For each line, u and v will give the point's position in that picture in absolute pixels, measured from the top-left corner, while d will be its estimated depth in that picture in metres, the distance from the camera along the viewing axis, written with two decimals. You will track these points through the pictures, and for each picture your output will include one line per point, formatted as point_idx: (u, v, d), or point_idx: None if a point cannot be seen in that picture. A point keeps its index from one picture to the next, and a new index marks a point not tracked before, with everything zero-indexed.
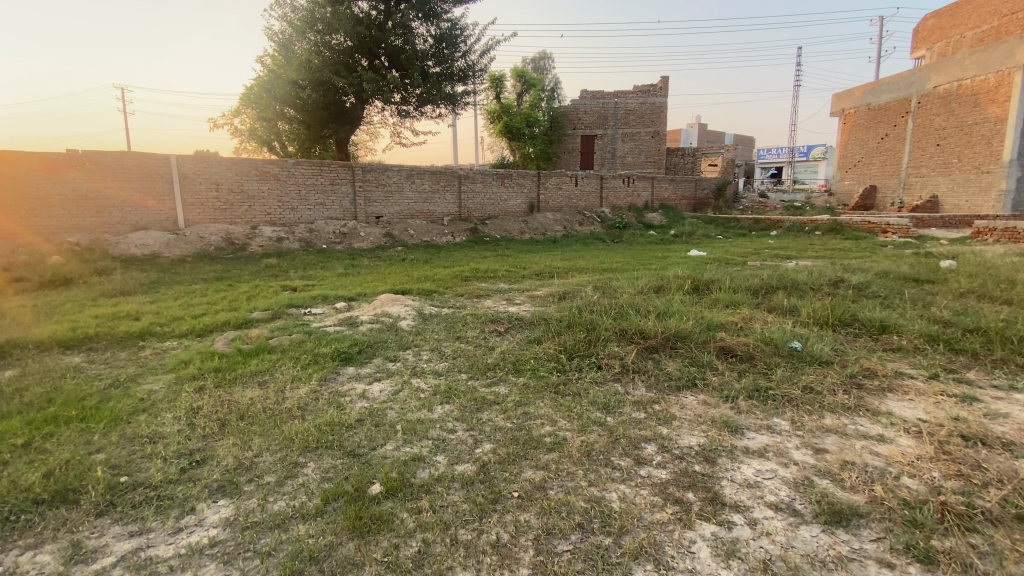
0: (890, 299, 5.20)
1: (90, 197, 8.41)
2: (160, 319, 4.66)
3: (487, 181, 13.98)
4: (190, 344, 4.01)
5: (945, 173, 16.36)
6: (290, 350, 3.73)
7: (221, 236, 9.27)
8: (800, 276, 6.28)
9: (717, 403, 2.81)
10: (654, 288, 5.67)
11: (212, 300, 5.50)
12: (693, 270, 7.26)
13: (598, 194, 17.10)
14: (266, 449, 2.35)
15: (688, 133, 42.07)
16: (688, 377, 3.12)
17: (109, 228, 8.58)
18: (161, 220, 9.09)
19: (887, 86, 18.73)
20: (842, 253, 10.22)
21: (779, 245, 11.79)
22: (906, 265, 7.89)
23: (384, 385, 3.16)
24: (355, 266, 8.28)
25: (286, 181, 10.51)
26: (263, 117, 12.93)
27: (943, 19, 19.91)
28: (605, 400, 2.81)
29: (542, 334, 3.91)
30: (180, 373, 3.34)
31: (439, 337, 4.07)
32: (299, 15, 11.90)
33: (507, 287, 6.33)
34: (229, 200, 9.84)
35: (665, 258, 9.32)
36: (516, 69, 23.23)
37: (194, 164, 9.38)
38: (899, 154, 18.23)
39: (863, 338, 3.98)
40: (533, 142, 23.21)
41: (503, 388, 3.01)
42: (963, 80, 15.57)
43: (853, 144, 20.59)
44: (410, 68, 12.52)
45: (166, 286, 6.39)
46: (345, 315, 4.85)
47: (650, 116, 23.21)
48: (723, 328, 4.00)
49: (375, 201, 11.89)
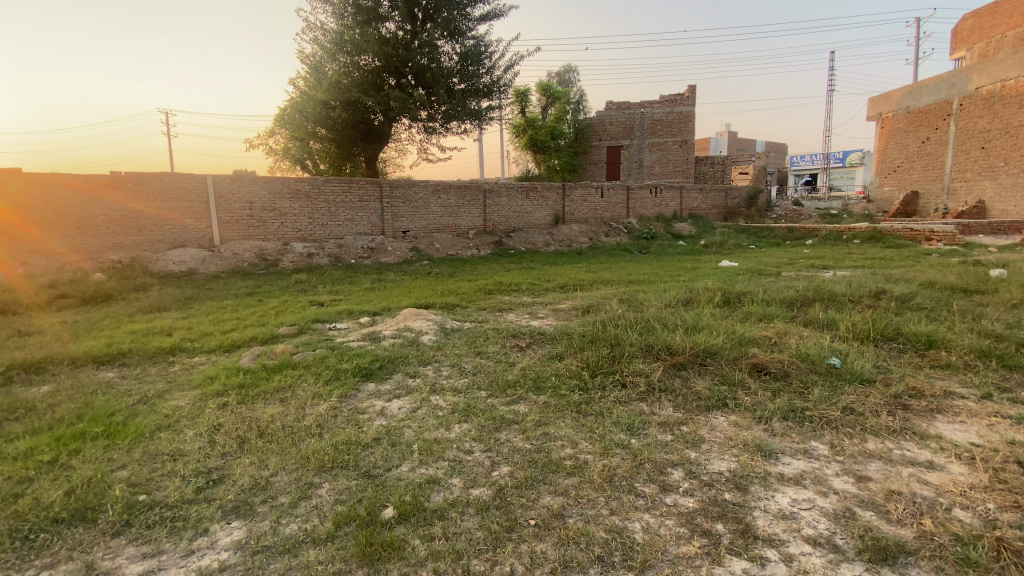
0: (936, 311, 4.90)
1: (131, 217, 8.79)
2: (191, 335, 4.78)
3: (512, 194, 14.02)
4: (217, 360, 4.08)
5: (993, 177, 15.52)
6: (313, 366, 3.74)
7: (253, 253, 9.53)
8: (838, 287, 5.99)
9: (750, 425, 2.66)
10: (682, 301, 5.50)
11: (241, 316, 5.62)
12: (723, 281, 7.04)
13: (625, 205, 16.92)
14: (283, 468, 2.34)
15: (716, 142, 41.46)
16: (718, 396, 2.97)
17: (149, 246, 8.94)
18: (197, 237, 9.43)
19: (926, 89, 18.01)
20: (883, 262, 9.75)
21: (814, 255, 11.37)
22: (954, 274, 7.45)
23: (403, 402, 3.12)
24: (380, 280, 8.36)
25: (316, 198, 10.76)
26: (295, 137, 13.33)
27: (982, 19, 19.11)
28: (629, 420, 2.69)
29: (565, 349, 3.81)
30: (205, 389, 3.39)
31: (460, 352, 4.02)
32: (329, 38, 12.28)
33: (531, 301, 6.26)
34: (261, 217, 10.13)
35: (694, 269, 9.10)
36: (541, 83, 23.41)
37: (229, 184, 9.72)
38: (942, 158, 17.43)
39: (907, 354, 3.73)
40: (558, 155, 23.24)
41: (524, 406, 2.94)
42: (1008, 80, 14.85)
43: (892, 148, 19.81)
44: (436, 85, 12.68)
45: (199, 301, 6.58)
46: (369, 330, 4.86)
47: (677, 125, 22.93)
48: (755, 343, 3.82)
49: (402, 216, 12.05)
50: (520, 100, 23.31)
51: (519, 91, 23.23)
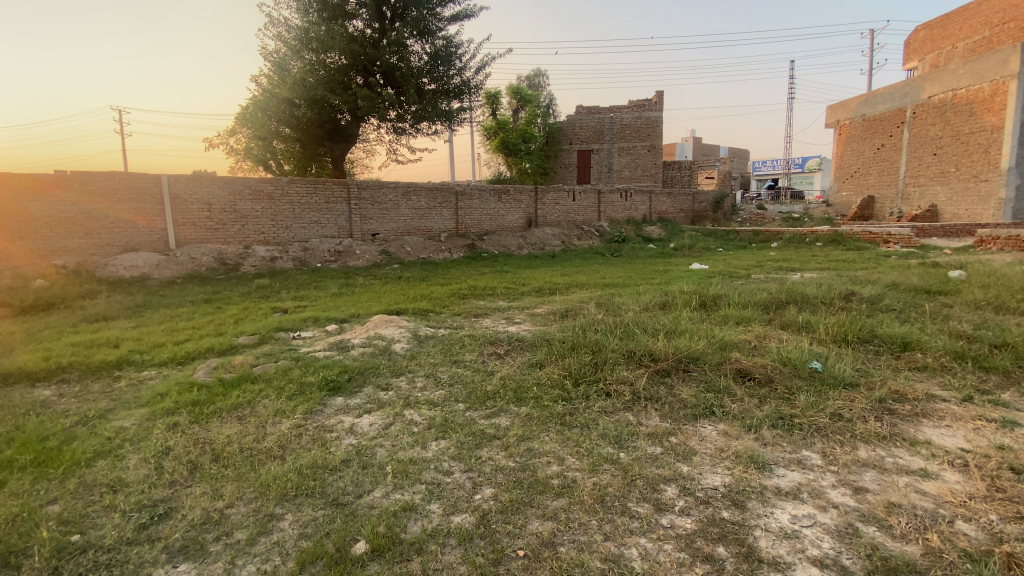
0: (905, 313, 5.00)
1: (77, 218, 8.19)
2: (140, 346, 4.41)
3: (484, 197, 13.86)
4: (168, 374, 3.75)
5: (943, 183, 16.28)
6: (275, 379, 3.48)
7: (212, 257, 9.05)
8: (809, 289, 6.06)
9: (740, 434, 2.56)
10: (659, 304, 5.45)
11: (198, 325, 5.25)
12: (697, 284, 7.06)
13: (596, 208, 16.99)
14: (239, 498, 2.10)
15: (682, 147, 42.41)
16: (705, 404, 2.87)
17: (97, 250, 8.36)
18: (151, 241, 8.87)
19: (881, 98, 18.81)
20: (846, 264, 10.02)
21: (780, 257, 11.63)
22: (915, 276, 7.69)
23: (374, 418, 2.91)
24: (349, 285, 8.06)
25: (279, 199, 10.32)
26: (258, 136, 12.81)
27: (934, 31, 20.12)
28: (617, 431, 2.56)
29: (544, 357, 3.66)
30: (154, 407, 3.09)
31: (435, 361, 3.83)
32: (293, 34, 11.87)
33: (506, 305, 6.10)
34: (221, 219, 9.64)
35: (667, 272, 9.13)
36: (512, 86, 23.37)
37: (185, 184, 9.20)
38: (896, 164, 18.21)
39: (884, 356, 3.76)
40: (529, 158, 23.20)
41: (505, 419, 2.77)
42: (958, 90, 15.59)
43: (849, 154, 20.60)
44: (406, 85, 12.41)
45: (152, 309, 6.15)
46: (336, 339, 4.60)
47: (645, 130, 23.25)
48: (736, 348, 3.77)
49: (371, 218, 11.71)
50: (491, 102, 23.19)
51: (489, 93, 23.10)
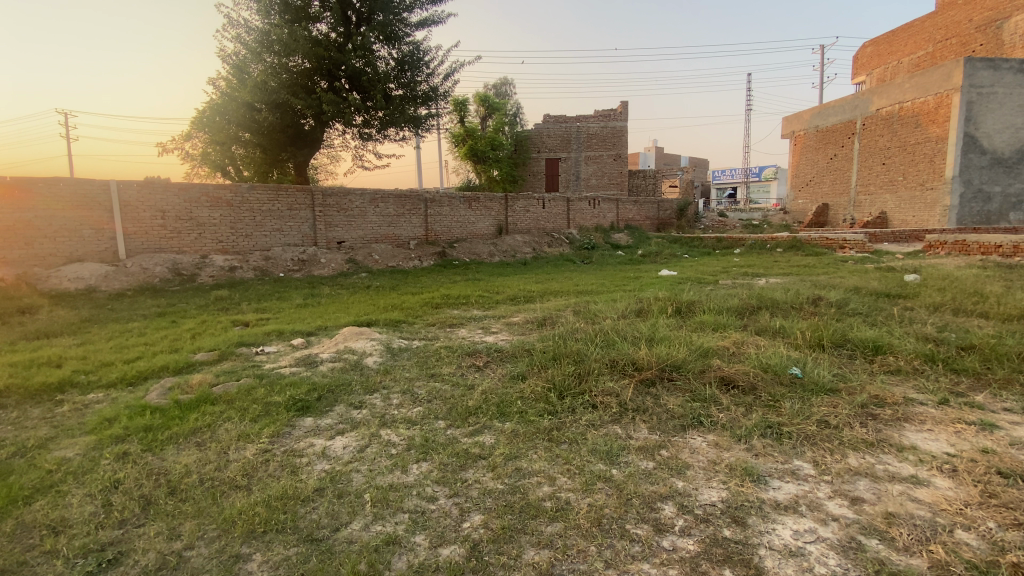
0: (871, 316, 5.14)
1: (16, 226, 7.57)
2: (86, 366, 4.03)
3: (454, 204, 13.71)
4: (118, 397, 3.42)
5: (892, 191, 17.15)
6: (237, 400, 3.22)
7: (166, 267, 8.55)
8: (778, 294, 6.18)
9: (731, 446, 2.51)
10: (635, 311, 5.42)
11: (151, 341, 4.88)
12: (670, 290, 7.11)
13: (565, 215, 17.09)
14: (200, 538, 1.89)
15: (646, 155, 43.43)
16: (693, 414, 2.81)
17: (39, 261, 7.74)
18: (99, 250, 8.30)
19: (833, 110, 19.71)
20: (808, 269, 10.36)
21: (745, 263, 11.94)
22: (874, 280, 7.99)
23: (348, 440, 2.72)
24: (315, 295, 7.75)
25: (239, 207, 9.89)
26: (216, 141, 12.27)
27: (880, 47, 21.30)
28: (607, 446, 2.47)
29: (525, 368, 3.55)
30: (101, 434, 2.80)
31: (411, 376, 3.66)
32: (253, 37, 11.47)
33: (481, 314, 5.97)
34: (176, 227, 9.13)
35: (638, 278, 9.22)
36: (479, 93, 23.37)
37: (137, 191, 8.69)
38: (848, 173, 19.09)
39: (858, 360, 3.82)
40: (498, 165, 23.19)
41: (490, 437, 2.63)
42: (905, 103, 16.48)
43: (804, 163, 21.49)
44: (372, 90, 12.15)
45: (99, 325, 5.70)
46: (304, 353, 4.36)
47: (611, 139, 23.63)
48: (717, 354, 3.76)
49: (337, 226, 11.38)
50: (458, 109, 23.11)
51: (457, 100, 23.00)
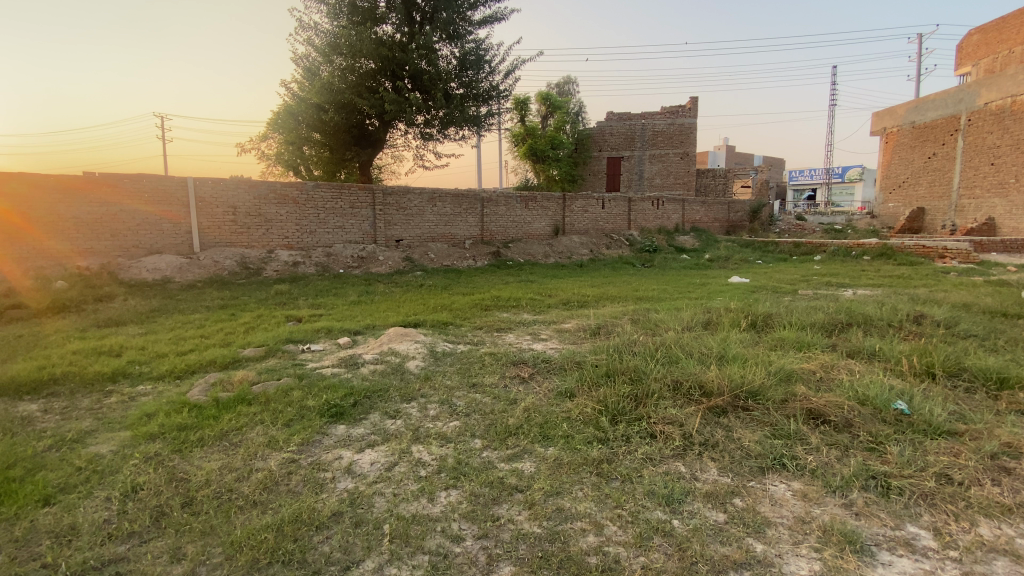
0: (987, 340, 4.36)
1: (104, 219, 8.12)
2: (142, 356, 4.13)
3: (511, 203, 13.50)
4: (163, 390, 3.43)
5: (1002, 195, 15.17)
6: (273, 402, 3.11)
7: (235, 261, 8.91)
8: (870, 309, 5.42)
9: (822, 499, 2.05)
10: (701, 323, 4.91)
11: (208, 333, 4.98)
12: (741, 300, 6.47)
13: (626, 216, 16.44)
14: (202, 564, 1.73)
15: (715, 155, 41.63)
16: (774, 455, 2.36)
17: (123, 252, 8.28)
18: (175, 243, 8.78)
19: (933, 104, 17.71)
20: (902, 280, 9.24)
21: (826, 271, 10.89)
22: (986, 296, 6.91)
23: (377, 455, 2.50)
24: (369, 292, 7.77)
25: (304, 204, 10.16)
26: (287, 142, 12.79)
27: (989, 34, 18.94)
28: (667, 489, 2.10)
29: (575, 384, 3.21)
30: (138, 431, 2.76)
31: (452, 384, 3.42)
32: (323, 40, 11.79)
33: (531, 319, 5.67)
34: (246, 223, 9.51)
35: (704, 285, 8.57)
36: (541, 92, 23.08)
37: (211, 188, 9.11)
38: (948, 174, 17.10)
39: (978, 395, 3.15)
40: (557, 164, 22.81)
41: (530, 465, 2.33)
42: (1018, 96, 14.56)
43: (896, 163, 19.51)
44: (433, 88, 12.15)
45: (165, 315, 5.94)
46: (347, 354, 4.24)
47: (678, 137, 22.55)
48: (801, 379, 3.25)
49: (395, 224, 11.47)
50: (520, 108, 22.96)
51: (518, 99, 22.84)
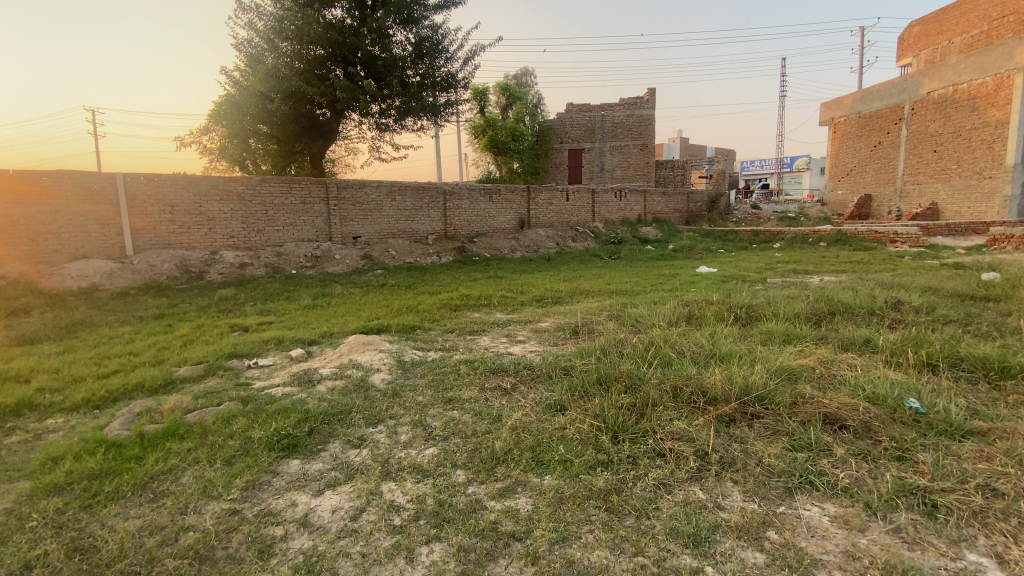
0: (968, 326, 4.31)
1: (18, 221, 7.15)
2: (54, 382, 3.47)
3: (474, 196, 13.05)
4: (77, 425, 2.85)
5: (944, 180, 15.89)
6: (211, 434, 2.61)
7: (174, 264, 8.10)
8: (847, 296, 5.33)
9: (866, 526, 1.78)
10: (684, 318, 4.66)
11: (138, 349, 4.33)
12: (717, 291, 6.31)
13: (590, 208, 16.29)
14: None
15: (671, 148, 42.47)
16: (799, 471, 2.09)
17: (43, 258, 7.34)
18: (104, 246, 7.87)
19: (878, 94, 18.40)
20: (863, 266, 9.41)
21: (790, 259, 11.02)
22: (947, 279, 7.03)
23: (340, 498, 2.07)
24: (326, 295, 7.19)
25: (251, 200, 9.37)
26: (231, 134, 11.85)
27: (929, 27, 19.83)
28: (692, 525, 1.77)
29: (565, 395, 2.86)
30: (38, 482, 2.21)
31: (424, 400, 3.01)
32: (266, 23, 10.92)
33: (504, 319, 5.29)
34: (186, 222, 8.67)
35: (675, 276, 8.45)
36: (500, 82, 22.65)
37: (144, 184, 8.22)
38: (894, 161, 17.82)
39: (981, 388, 3.01)
40: (519, 157, 22.47)
41: (526, 501, 1.96)
42: (959, 85, 15.23)
43: (844, 152, 20.20)
44: (388, 75, 11.49)
45: (90, 329, 5.21)
46: (301, 368, 3.74)
47: (638, 128, 22.59)
48: (804, 378, 3.02)
49: (352, 220, 10.82)
50: (479, 99, 22.44)
51: (477, 90, 22.31)
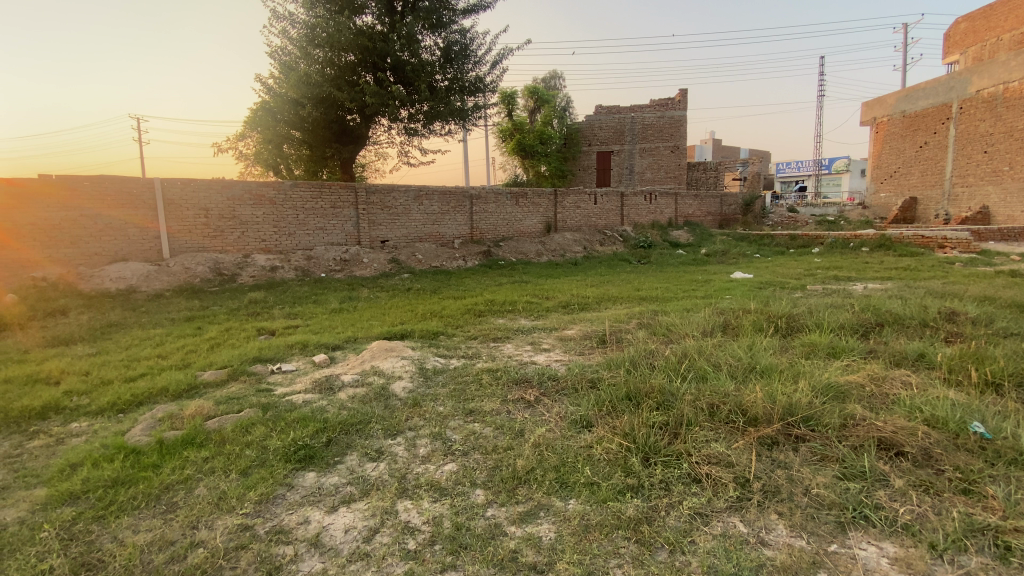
0: None
1: (63, 225, 7.44)
2: (83, 385, 3.52)
3: (501, 200, 12.98)
4: (101, 429, 2.86)
5: (996, 182, 14.99)
6: (229, 443, 2.57)
7: (208, 267, 8.29)
8: (897, 306, 4.98)
9: (931, 571, 1.58)
10: (719, 327, 4.43)
11: (167, 352, 4.39)
12: (753, 299, 6.03)
13: (619, 212, 16.01)
14: None
15: (702, 150, 41.61)
16: (853, 504, 1.88)
17: (84, 261, 7.61)
18: (142, 250, 8.11)
19: (923, 93, 17.54)
20: (910, 272, 8.89)
21: (829, 264, 10.52)
22: (1006, 288, 6.53)
23: (355, 516, 1.98)
24: (352, 299, 7.21)
25: (282, 204, 9.53)
26: (265, 140, 12.12)
27: (977, 22, 18.83)
28: (731, 564, 1.60)
29: (592, 411, 2.71)
30: (58, 488, 2.20)
31: (445, 411, 2.91)
32: (298, 31, 11.13)
33: (529, 325, 5.16)
34: (219, 226, 8.87)
35: (707, 282, 8.16)
36: (528, 86, 22.60)
37: (181, 189, 8.44)
38: (941, 162, 16.91)
39: None
40: (546, 160, 22.35)
41: (549, 528, 1.82)
42: (1011, 82, 14.37)
43: (887, 153, 19.31)
44: (416, 80, 11.55)
45: (123, 330, 5.33)
46: (323, 374, 3.71)
47: (668, 130, 22.15)
48: (853, 396, 2.79)
49: (380, 224, 10.89)
50: (507, 103, 22.45)
51: (505, 94, 22.31)
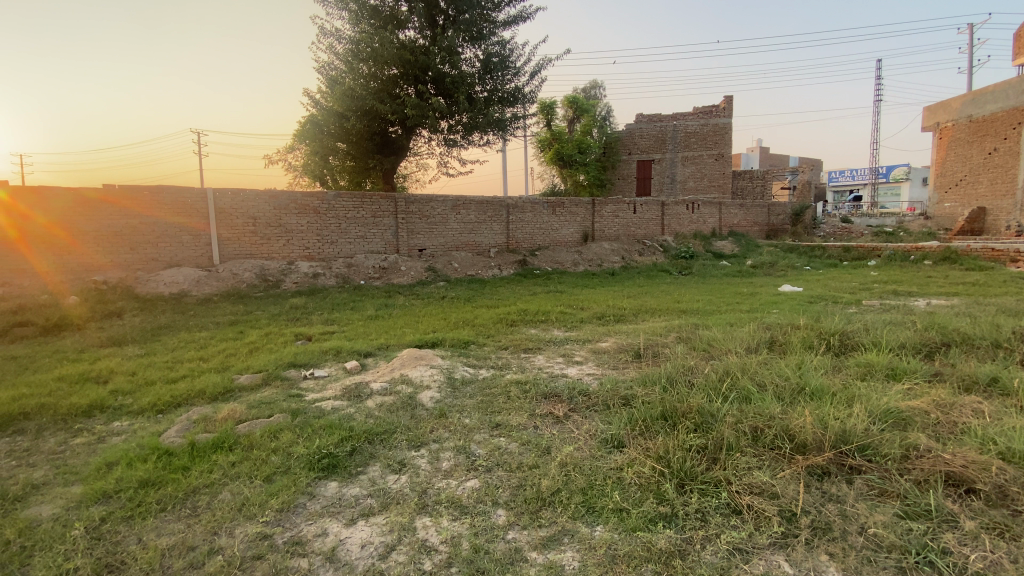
0: None
1: (124, 232, 7.90)
2: (128, 384, 3.67)
3: (538, 210, 12.93)
4: (139, 429, 2.94)
5: None
6: (256, 448, 2.58)
7: (254, 272, 8.59)
8: (964, 324, 4.56)
9: None
10: (765, 343, 4.17)
11: (209, 355, 4.53)
12: (802, 313, 5.67)
13: (659, 221, 15.64)
14: None
15: (749, 158, 40.33)
16: (916, 548, 1.67)
17: (142, 265, 8.04)
18: (194, 256, 8.50)
19: (991, 96, 16.36)
20: (980, 288, 8.17)
21: (888, 278, 9.83)
22: None
23: (372, 532, 1.92)
24: (387, 306, 7.29)
25: (325, 213, 9.80)
26: (311, 152, 12.57)
27: None
28: None
29: (624, 430, 2.57)
30: (92, 486, 2.26)
31: (472, 424, 2.84)
32: (344, 46, 11.50)
33: (562, 336, 5.04)
34: (266, 233, 9.20)
35: (753, 295, 7.78)
36: (568, 95, 22.55)
37: (231, 199, 8.81)
38: (1013, 170, 15.67)
39: None
40: (585, 169, 22.15)
41: (572, 556, 1.70)
42: None
43: (951, 160, 18.07)
44: (456, 91, 11.69)
45: (171, 333, 5.57)
46: (353, 381, 3.71)
47: (712, 138, 21.55)
48: (916, 425, 2.53)
49: (418, 233, 11.03)
50: (546, 113, 22.48)
51: (545, 104, 22.34)
